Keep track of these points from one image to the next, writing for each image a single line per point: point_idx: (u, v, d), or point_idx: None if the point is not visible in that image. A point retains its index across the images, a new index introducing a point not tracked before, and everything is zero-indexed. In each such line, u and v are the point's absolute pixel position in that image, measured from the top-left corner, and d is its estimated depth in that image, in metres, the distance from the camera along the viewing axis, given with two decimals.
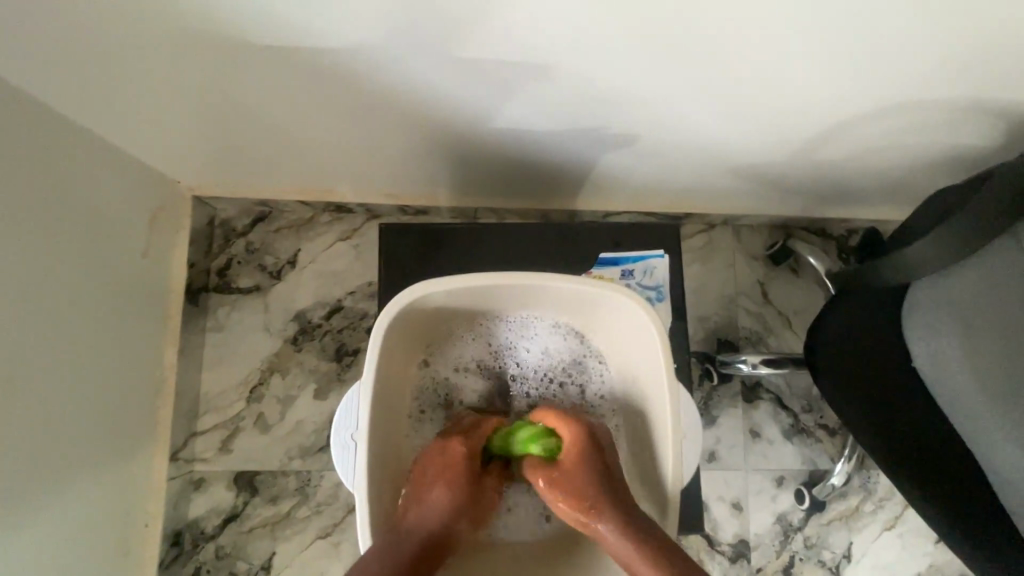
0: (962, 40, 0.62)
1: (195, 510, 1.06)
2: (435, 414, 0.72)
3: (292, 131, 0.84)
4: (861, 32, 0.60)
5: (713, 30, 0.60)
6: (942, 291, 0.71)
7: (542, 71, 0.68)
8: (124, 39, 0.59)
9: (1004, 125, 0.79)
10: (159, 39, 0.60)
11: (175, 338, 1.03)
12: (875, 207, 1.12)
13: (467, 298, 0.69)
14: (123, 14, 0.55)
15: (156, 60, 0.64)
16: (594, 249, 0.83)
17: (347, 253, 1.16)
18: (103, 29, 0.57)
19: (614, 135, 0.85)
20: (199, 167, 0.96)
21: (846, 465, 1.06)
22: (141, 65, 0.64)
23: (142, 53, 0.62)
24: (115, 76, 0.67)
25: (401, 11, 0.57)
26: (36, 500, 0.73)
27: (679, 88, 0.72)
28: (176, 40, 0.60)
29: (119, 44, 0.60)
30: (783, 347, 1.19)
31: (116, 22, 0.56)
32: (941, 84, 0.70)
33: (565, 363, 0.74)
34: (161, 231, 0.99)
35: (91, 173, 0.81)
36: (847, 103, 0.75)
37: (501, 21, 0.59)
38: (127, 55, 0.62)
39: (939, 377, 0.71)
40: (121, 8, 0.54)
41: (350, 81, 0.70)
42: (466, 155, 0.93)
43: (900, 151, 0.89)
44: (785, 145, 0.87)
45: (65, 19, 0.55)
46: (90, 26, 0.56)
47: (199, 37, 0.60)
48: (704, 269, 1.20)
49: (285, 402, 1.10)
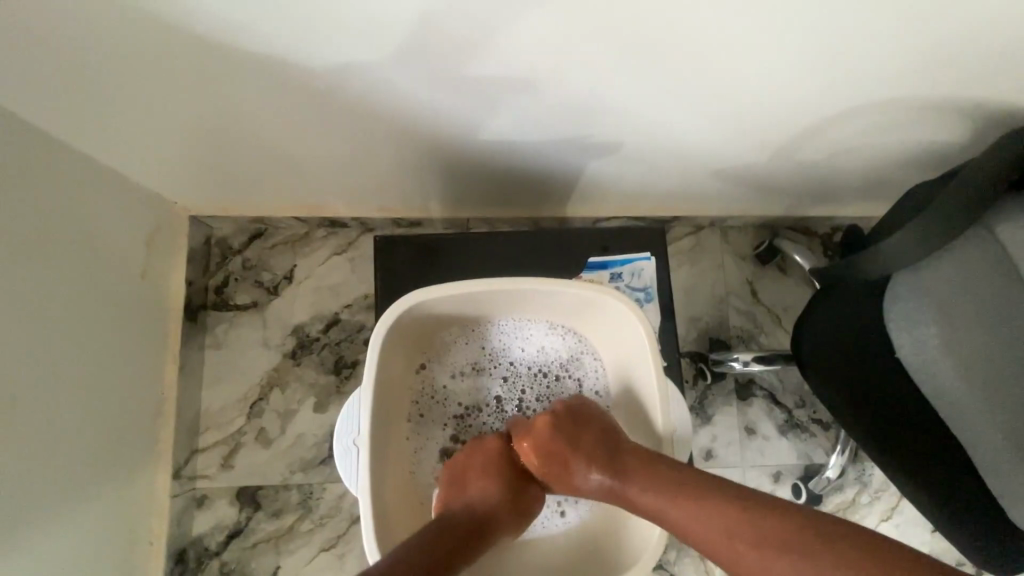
0: (922, 45, 0.65)
1: (197, 527, 1.06)
2: (436, 419, 0.73)
3: (286, 148, 0.86)
4: (831, 39, 0.64)
5: (700, 38, 0.62)
6: (918, 284, 0.73)
7: (527, 87, 0.72)
8: (123, 60, 0.61)
9: (971, 124, 0.83)
10: (159, 58, 0.62)
11: (173, 357, 1.04)
12: (855, 205, 1.15)
13: (460, 304, 0.71)
14: (112, 38, 0.57)
15: (151, 78, 0.65)
16: (584, 253, 0.85)
17: (342, 267, 1.17)
18: (106, 53, 0.59)
19: (598, 144, 0.88)
20: (194, 187, 0.98)
21: (840, 457, 1.07)
22: (137, 83, 0.66)
23: (138, 71, 0.64)
24: (109, 96, 0.68)
25: (392, 30, 0.60)
26: (38, 521, 0.74)
27: (656, 97, 0.75)
28: (175, 61, 0.62)
29: (116, 64, 0.62)
30: (773, 345, 1.21)
31: (115, 43, 0.58)
32: (910, 85, 0.73)
33: (558, 364, 0.76)
34: (157, 251, 1.00)
35: (87, 195, 0.82)
36: (819, 107, 0.78)
37: (482, 36, 0.61)
38: (124, 74, 0.64)
39: (923, 369, 0.73)
40: (115, 30, 0.56)
41: (339, 96, 0.72)
42: (457, 167, 0.95)
43: (875, 150, 0.92)
44: (765, 146, 0.89)
45: (58, 44, 0.57)
46: (82, 48, 0.58)
47: (199, 57, 0.62)
48: (694, 270, 1.23)
49: (285, 416, 1.11)
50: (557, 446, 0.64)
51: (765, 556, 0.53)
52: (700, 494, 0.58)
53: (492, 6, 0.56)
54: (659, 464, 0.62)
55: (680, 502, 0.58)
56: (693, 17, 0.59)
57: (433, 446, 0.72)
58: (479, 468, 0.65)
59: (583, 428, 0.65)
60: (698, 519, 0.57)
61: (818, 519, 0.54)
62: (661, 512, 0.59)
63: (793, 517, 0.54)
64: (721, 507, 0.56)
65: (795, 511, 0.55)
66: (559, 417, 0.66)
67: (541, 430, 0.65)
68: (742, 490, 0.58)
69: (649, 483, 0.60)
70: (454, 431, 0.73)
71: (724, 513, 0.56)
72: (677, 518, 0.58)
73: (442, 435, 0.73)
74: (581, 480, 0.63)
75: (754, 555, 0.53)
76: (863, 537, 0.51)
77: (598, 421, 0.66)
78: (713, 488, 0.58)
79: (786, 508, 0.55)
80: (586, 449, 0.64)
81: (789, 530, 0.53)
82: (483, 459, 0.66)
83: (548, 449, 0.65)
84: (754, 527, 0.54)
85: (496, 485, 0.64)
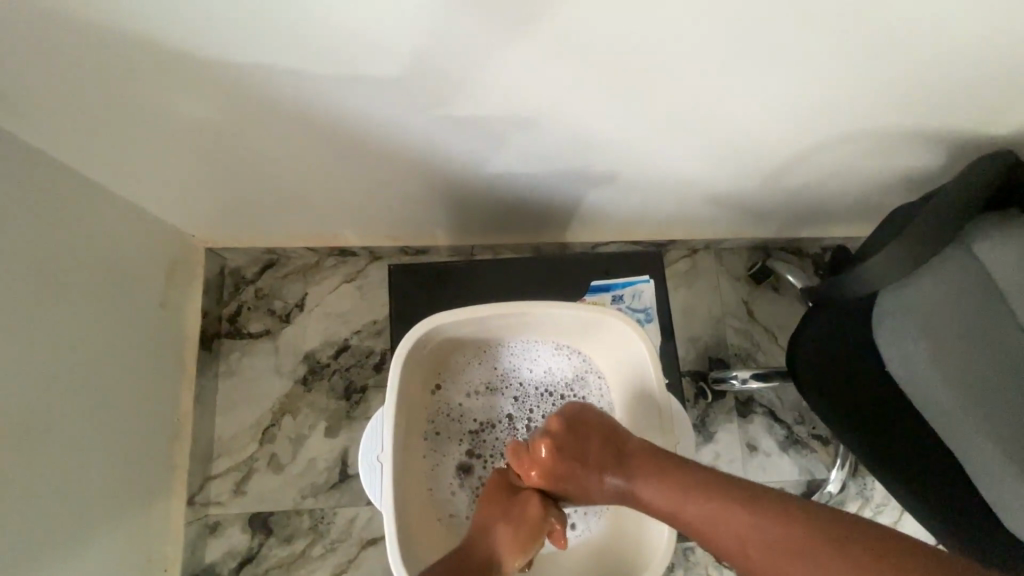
0: (894, 79, 0.71)
1: (210, 554, 1.06)
2: (451, 436, 0.76)
3: (300, 182, 0.91)
4: (805, 76, 0.69)
5: (690, 66, 0.66)
6: (903, 299, 0.77)
7: (530, 124, 0.77)
8: (150, 94, 0.65)
9: (945, 150, 0.88)
10: (184, 94, 0.66)
11: (189, 383, 1.07)
12: (843, 226, 1.20)
13: (473, 326, 0.75)
14: (145, 80, 0.63)
15: (175, 114, 0.70)
16: (587, 277, 0.89)
17: (351, 294, 1.21)
18: (134, 85, 0.64)
19: (595, 175, 0.93)
20: (210, 219, 1.02)
21: (840, 471, 1.11)
22: (164, 118, 0.70)
23: (165, 106, 0.68)
24: (137, 130, 0.73)
25: (397, 67, 0.64)
26: (61, 542, 0.76)
27: (647, 129, 0.80)
28: (197, 96, 0.67)
29: (146, 99, 0.66)
30: (771, 363, 1.24)
31: (144, 77, 0.62)
32: (886, 115, 0.78)
33: (566, 381, 0.79)
34: (176, 280, 1.04)
35: (111, 228, 0.87)
36: (802, 136, 0.83)
37: (482, 72, 0.66)
38: (150, 109, 0.68)
39: (911, 379, 0.76)
40: (148, 73, 0.62)
41: (350, 130, 0.77)
42: (462, 198, 1.00)
43: (856, 176, 0.97)
44: (753, 172, 0.94)
45: (97, 84, 0.63)
46: (117, 88, 0.64)
47: (221, 92, 0.66)
48: (692, 291, 1.27)
49: (296, 442, 1.13)
50: (562, 467, 0.66)
51: (772, 560, 0.55)
52: (712, 497, 0.60)
53: (491, 32, 0.59)
54: (667, 466, 0.64)
55: (691, 506, 0.60)
56: (683, 48, 0.63)
57: (449, 462, 0.75)
58: (492, 497, 0.68)
59: (586, 445, 0.67)
60: (713, 524, 0.59)
61: (822, 514, 0.56)
62: (676, 517, 0.61)
63: (800, 514, 0.57)
64: (731, 508, 0.59)
65: (804, 506, 0.57)
66: (559, 438, 0.67)
67: (544, 455, 0.67)
68: (754, 489, 0.60)
69: (657, 487, 0.63)
70: (468, 447, 0.76)
71: (735, 517, 0.58)
72: (693, 521, 0.60)
73: (458, 451, 0.75)
74: (596, 492, 0.66)
75: (762, 558, 0.56)
76: (869, 535, 0.54)
77: (597, 427, 0.69)
78: (721, 489, 0.60)
79: (793, 503, 0.58)
80: (587, 466, 0.66)
81: (798, 532, 0.55)
82: (492, 487, 0.70)
83: (555, 471, 0.67)
84: (765, 528, 0.57)
85: (506, 509, 0.67)
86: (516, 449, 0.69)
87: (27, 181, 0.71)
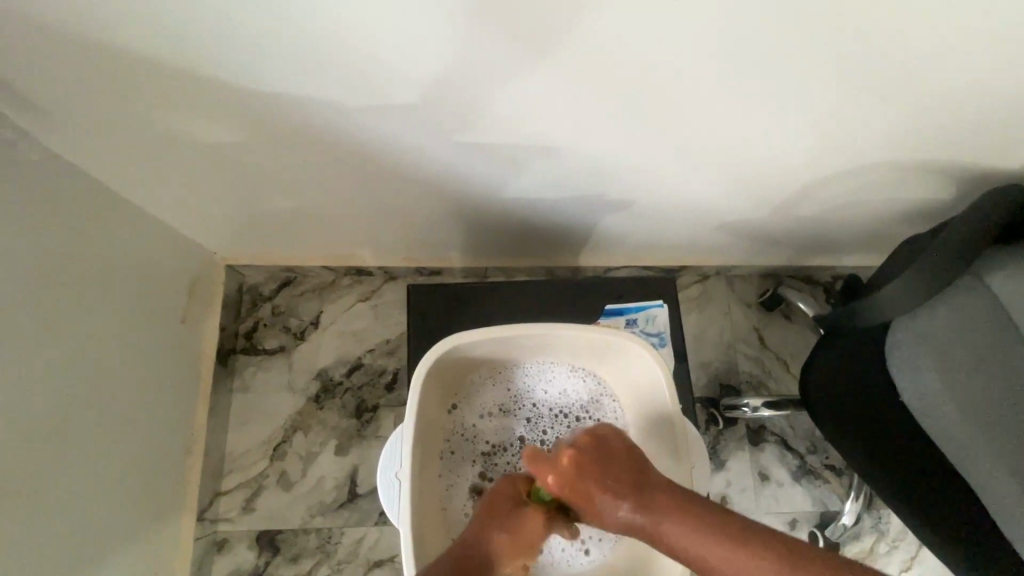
0: (902, 112, 0.73)
1: (216, 571, 1.06)
2: (465, 456, 0.76)
3: (322, 202, 0.94)
4: (813, 108, 0.71)
5: (703, 96, 0.68)
6: (916, 331, 0.78)
7: (546, 151, 0.80)
8: (186, 115, 0.69)
9: (954, 183, 0.89)
10: (217, 116, 0.70)
11: (205, 397, 1.08)
12: (854, 255, 1.21)
13: (490, 347, 0.76)
14: (182, 101, 0.66)
15: (207, 134, 0.73)
16: (601, 301, 0.90)
17: (366, 313, 1.22)
18: (172, 105, 0.67)
19: (610, 201, 0.95)
20: (233, 236, 1.05)
21: (854, 503, 1.08)
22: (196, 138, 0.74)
23: (199, 126, 0.71)
24: (171, 148, 0.76)
25: (420, 94, 0.67)
26: (75, 551, 0.76)
27: (660, 156, 0.83)
28: (229, 117, 0.70)
29: (182, 120, 0.70)
30: (783, 391, 1.24)
31: (181, 98, 0.65)
32: (895, 147, 0.80)
33: (580, 404, 0.79)
34: (196, 295, 1.07)
35: (139, 243, 0.90)
36: (813, 166, 0.85)
37: (502, 100, 0.69)
38: (184, 130, 0.72)
39: (927, 410, 0.76)
40: (186, 95, 0.65)
41: (372, 153, 0.80)
42: (479, 220, 1.02)
43: (867, 207, 0.98)
44: (765, 201, 0.96)
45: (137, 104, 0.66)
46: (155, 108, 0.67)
47: (252, 114, 0.70)
48: (703, 317, 1.27)
49: (306, 459, 1.13)
50: (579, 485, 0.63)
51: None
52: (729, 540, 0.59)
53: (511, 62, 0.62)
54: (685, 500, 0.62)
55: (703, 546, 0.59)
56: (696, 79, 0.65)
57: (463, 482, 0.75)
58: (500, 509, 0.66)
59: (606, 468, 0.64)
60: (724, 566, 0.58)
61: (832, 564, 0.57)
62: (686, 553, 0.60)
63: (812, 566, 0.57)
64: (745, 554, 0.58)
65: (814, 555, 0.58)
66: (581, 456, 0.64)
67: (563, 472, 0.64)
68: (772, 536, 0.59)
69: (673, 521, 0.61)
70: (482, 469, 0.76)
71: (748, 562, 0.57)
72: (702, 560, 0.59)
73: (471, 472, 0.75)
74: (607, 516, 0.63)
75: None
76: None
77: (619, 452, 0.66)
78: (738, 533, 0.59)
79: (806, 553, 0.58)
80: (605, 489, 0.63)
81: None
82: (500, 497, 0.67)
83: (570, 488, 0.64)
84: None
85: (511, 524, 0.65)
86: (533, 464, 0.66)
87: (64, 195, 0.74)
